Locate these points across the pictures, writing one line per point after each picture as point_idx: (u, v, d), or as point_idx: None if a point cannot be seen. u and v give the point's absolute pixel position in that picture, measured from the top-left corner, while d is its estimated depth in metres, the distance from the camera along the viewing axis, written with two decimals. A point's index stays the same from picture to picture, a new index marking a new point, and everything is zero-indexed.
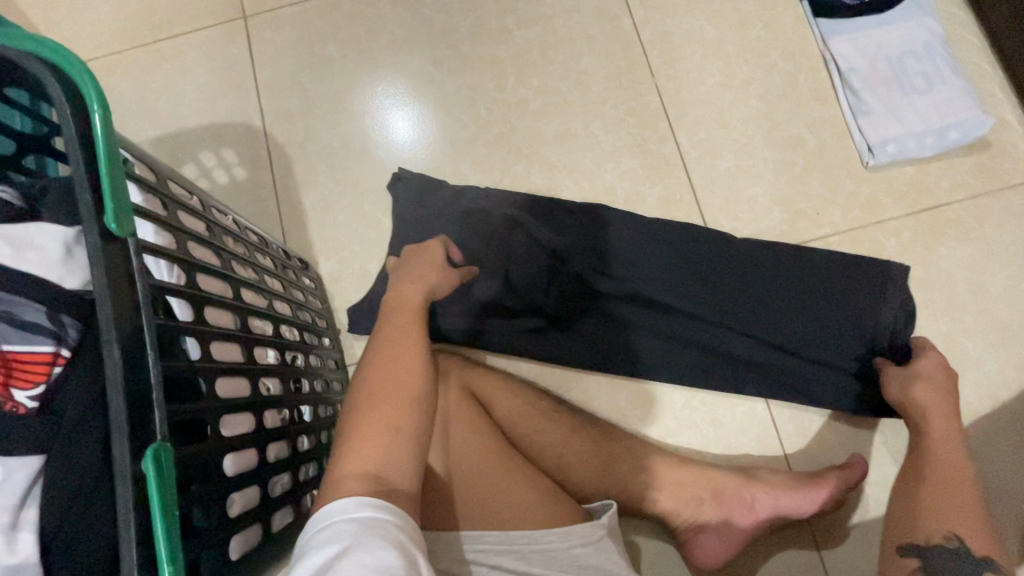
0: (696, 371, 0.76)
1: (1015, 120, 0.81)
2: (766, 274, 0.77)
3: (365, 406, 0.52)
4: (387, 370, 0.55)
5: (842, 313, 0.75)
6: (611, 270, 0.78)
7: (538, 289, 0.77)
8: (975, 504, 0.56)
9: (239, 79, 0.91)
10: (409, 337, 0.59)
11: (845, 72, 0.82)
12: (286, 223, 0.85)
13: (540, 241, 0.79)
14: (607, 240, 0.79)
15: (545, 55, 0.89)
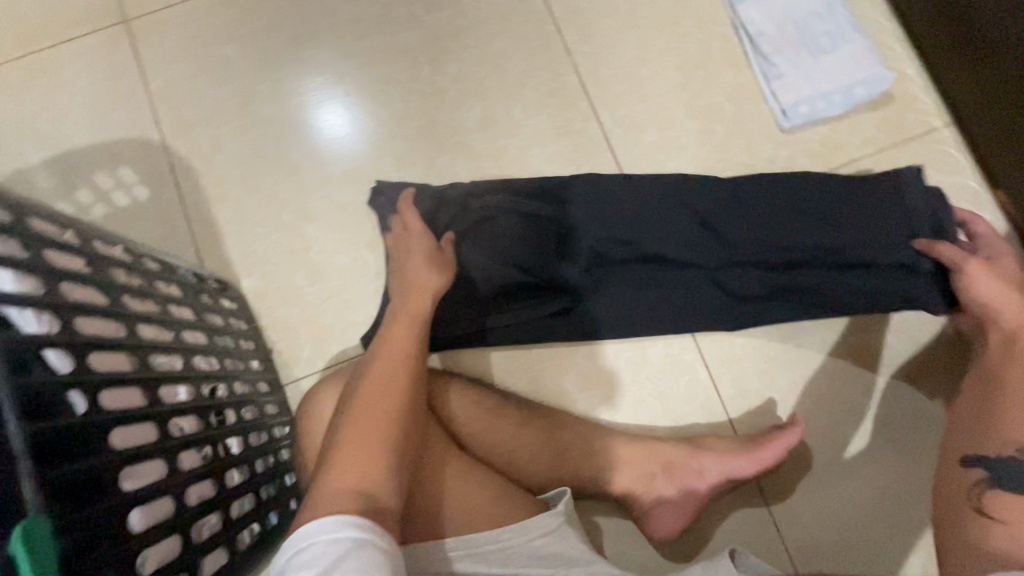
0: (730, 313, 0.75)
1: (915, 73, 0.84)
2: (783, 205, 0.73)
3: (355, 419, 0.52)
4: (381, 382, 0.55)
5: (877, 220, 0.70)
6: (603, 241, 0.75)
7: (527, 270, 0.76)
8: None
9: (129, 90, 0.84)
10: (405, 349, 0.59)
11: (755, 37, 0.83)
12: (200, 241, 0.80)
13: (530, 222, 0.77)
14: (600, 208, 0.76)
15: (458, 39, 0.85)
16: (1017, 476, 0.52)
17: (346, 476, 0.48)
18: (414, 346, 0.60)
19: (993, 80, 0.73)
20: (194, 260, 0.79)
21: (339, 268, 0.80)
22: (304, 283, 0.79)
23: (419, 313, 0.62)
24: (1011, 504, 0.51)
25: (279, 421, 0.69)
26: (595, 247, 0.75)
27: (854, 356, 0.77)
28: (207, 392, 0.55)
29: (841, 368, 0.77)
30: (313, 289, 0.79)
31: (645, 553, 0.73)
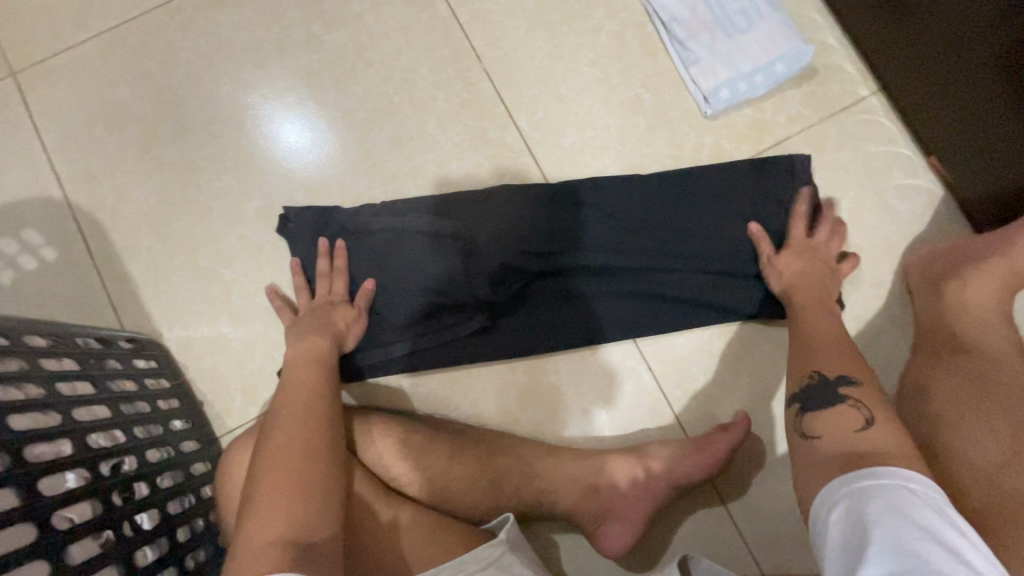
0: (647, 320, 0.76)
1: (837, 43, 0.81)
2: (687, 210, 0.76)
3: (272, 466, 0.53)
4: (292, 427, 0.57)
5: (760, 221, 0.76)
6: (515, 256, 0.74)
7: (447, 293, 0.74)
8: (828, 347, 0.62)
9: (24, 147, 0.80)
10: (311, 391, 0.61)
11: (668, 23, 0.80)
12: (115, 298, 0.77)
13: (444, 244, 0.74)
14: (511, 223, 0.75)
15: (362, 57, 0.81)
16: (821, 391, 0.57)
17: (271, 525, 0.49)
18: (323, 386, 0.62)
19: (920, 40, 0.70)
20: (112, 318, 0.76)
21: (264, 310, 0.77)
22: (229, 330, 0.76)
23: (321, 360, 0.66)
24: (837, 415, 0.53)
25: (209, 479, 0.67)
26: (509, 263, 0.74)
27: None
28: (108, 470, 0.52)
29: (786, 356, 0.76)
30: (239, 334, 0.76)
31: (604, 566, 0.72)
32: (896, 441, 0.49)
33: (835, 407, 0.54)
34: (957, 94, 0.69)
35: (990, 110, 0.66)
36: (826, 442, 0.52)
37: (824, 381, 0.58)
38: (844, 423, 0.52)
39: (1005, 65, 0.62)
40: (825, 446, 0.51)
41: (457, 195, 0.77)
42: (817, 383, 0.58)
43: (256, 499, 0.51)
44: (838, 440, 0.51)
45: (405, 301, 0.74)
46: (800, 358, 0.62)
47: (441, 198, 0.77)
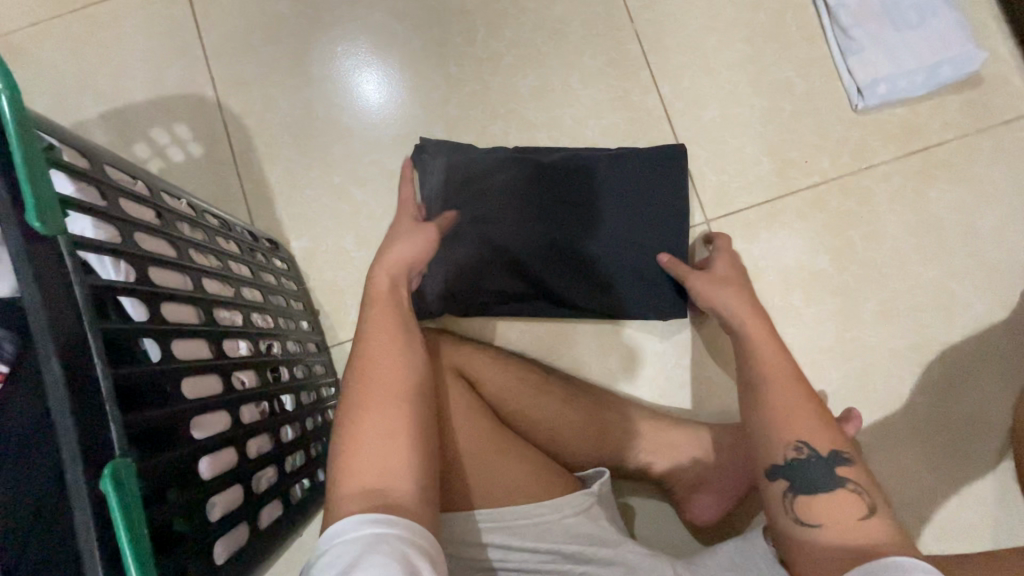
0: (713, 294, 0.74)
1: (1009, 53, 0.78)
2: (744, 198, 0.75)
3: (358, 407, 0.49)
4: (374, 362, 0.52)
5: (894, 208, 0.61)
6: (588, 224, 0.74)
7: (525, 255, 0.73)
8: (775, 415, 0.51)
9: (185, 45, 0.83)
10: (392, 318, 0.54)
11: (834, 9, 0.78)
12: (251, 201, 0.80)
13: (512, 203, 0.75)
14: (579, 189, 0.75)
15: (516, 3, 0.82)
16: (816, 473, 0.48)
17: (360, 471, 0.46)
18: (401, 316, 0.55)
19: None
20: (246, 219, 0.80)
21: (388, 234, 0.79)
22: (352, 248, 0.79)
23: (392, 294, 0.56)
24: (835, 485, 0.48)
25: (327, 382, 0.70)
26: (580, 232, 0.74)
27: (911, 352, 0.75)
28: (263, 349, 0.55)
29: (898, 364, 0.75)
30: (361, 253, 0.79)
31: (681, 537, 0.72)
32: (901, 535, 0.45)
33: (833, 492, 0.48)
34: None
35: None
36: (825, 536, 0.46)
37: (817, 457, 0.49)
38: (845, 509, 0.47)
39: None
40: (827, 549, 0.45)
41: (523, 155, 0.76)
42: (808, 460, 0.49)
43: (347, 440, 0.48)
44: (840, 539, 0.45)
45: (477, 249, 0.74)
46: (772, 425, 0.51)
47: (506, 154, 0.76)
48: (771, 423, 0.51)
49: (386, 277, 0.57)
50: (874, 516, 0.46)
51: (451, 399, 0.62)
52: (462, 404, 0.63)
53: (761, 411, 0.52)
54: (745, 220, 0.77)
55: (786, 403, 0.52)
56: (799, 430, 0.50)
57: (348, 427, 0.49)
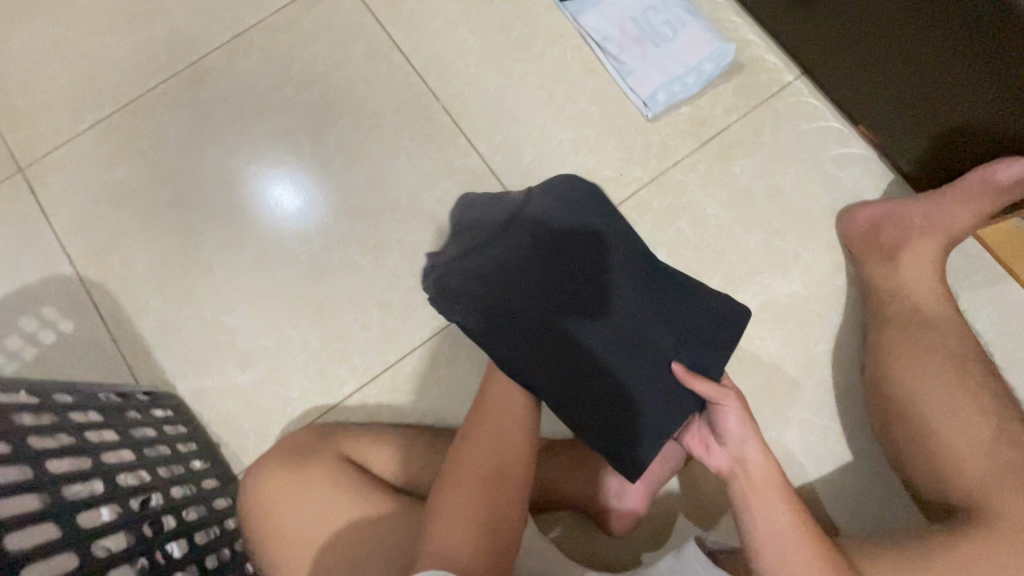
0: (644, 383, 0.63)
1: (758, 38, 0.89)
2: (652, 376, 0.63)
3: (453, 520, 0.54)
4: (466, 487, 0.56)
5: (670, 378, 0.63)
6: (580, 278, 0.66)
7: (590, 372, 0.64)
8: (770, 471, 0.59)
9: (37, 232, 0.87)
10: (493, 467, 0.57)
11: (601, 43, 0.88)
12: (131, 358, 0.83)
13: (506, 349, 0.65)
14: (517, 274, 0.66)
15: (333, 110, 0.90)
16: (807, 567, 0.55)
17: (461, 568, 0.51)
18: (496, 467, 0.57)
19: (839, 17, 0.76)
20: (129, 377, 0.82)
21: (267, 350, 0.83)
22: (237, 373, 0.82)
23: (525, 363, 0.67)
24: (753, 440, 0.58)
25: (232, 512, 0.71)
26: (579, 272, 0.66)
27: (764, 311, 0.82)
28: (137, 505, 0.57)
29: (756, 326, 0.81)
30: (247, 376, 0.82)
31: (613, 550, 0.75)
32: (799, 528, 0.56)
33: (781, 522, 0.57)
34: (880, 59, 0.75)
35: (919, 59, 0.70)
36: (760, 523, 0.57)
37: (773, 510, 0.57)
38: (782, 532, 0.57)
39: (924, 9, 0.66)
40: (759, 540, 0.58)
41: (545, 376, 0.64)
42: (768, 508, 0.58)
43: (438, 545, 0.52)
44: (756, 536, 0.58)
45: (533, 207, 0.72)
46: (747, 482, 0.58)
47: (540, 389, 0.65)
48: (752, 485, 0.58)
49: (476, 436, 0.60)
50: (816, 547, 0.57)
51: (353, 489, 0.65)
52: (369, 489, 0.66)
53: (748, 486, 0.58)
54: None
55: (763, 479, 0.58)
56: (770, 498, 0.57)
57: (441, 530, 0.53)
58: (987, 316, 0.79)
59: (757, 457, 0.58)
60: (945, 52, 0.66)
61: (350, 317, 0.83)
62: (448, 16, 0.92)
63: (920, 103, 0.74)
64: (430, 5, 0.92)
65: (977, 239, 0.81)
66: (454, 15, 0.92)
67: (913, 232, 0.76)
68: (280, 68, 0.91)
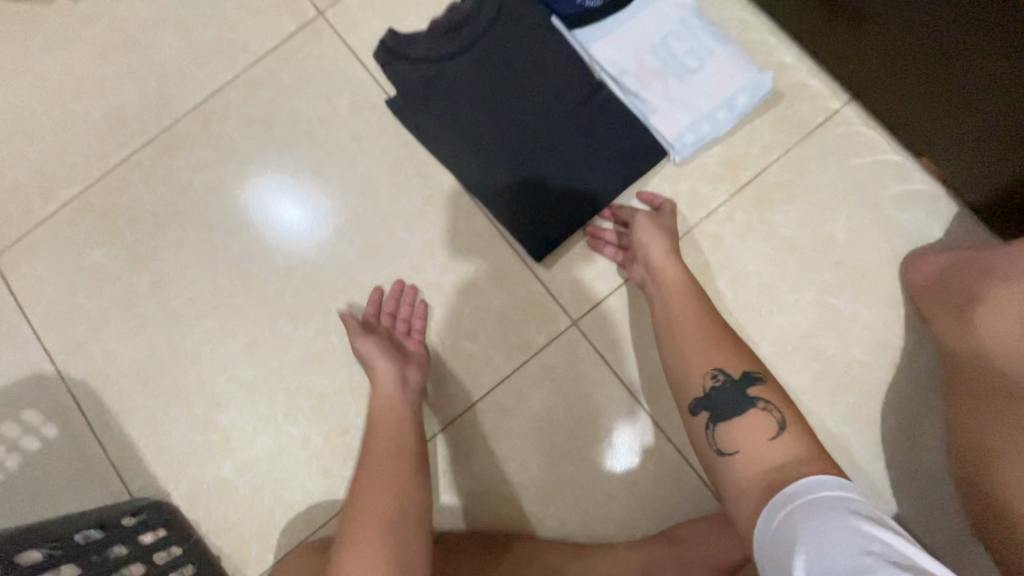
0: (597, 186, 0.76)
1: (797, 61, 0.78)
2: (605, 168, 0.76)
3: (366, 484, 0.58)
4: (385, 419, 0.65)
5: (608, 158, 0.76)
6: (557, 96, 0.78)
7: (562, 171, 0.76)
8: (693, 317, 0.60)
9: (12, 328, 0.81)
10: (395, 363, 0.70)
11: (617, 78, 0.77)
12: (119, 464, 0.76)
13: (461, 116, 0.78)
14: (498, 97, 0.78)
15: (321, 174, 0.81)
16: (727, 395, 0.53)
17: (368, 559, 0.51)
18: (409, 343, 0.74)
19: (890, 38, 0.65)
20: (119, 485, 0.76)
21: (265, 449, 0.75)
22: (233, 476, 0.75)
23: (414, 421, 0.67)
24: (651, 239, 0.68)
25: None
26: (558, 83, 0.78)
27: (819, 383, 0.71)
28: None
29: (811, 400, 0.71)
30: (244, 479, 0.75)
31: None
32: (802, 449, 0.48)
33: (745, 414, 0.52)
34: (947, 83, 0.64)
35: (996, 80, 0.59)
36: (739, 469, 0.49)
37: (731, 381, 0.54)
38: (757, 431, 0.50)
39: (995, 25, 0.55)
40: (743, 471, 0.48)
41: (497, 147, 0.77)
42: (723, 383, 0.54)
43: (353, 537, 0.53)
44: (750, 465, 0.48)
45: (489, 55, 0.79)
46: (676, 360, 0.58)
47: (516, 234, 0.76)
48: (682, 362, 0.57)
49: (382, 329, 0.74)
50: (784, 432, 0.49)
51: None
52: None
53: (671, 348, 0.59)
54: (609, 309, 0.75)
55: (691, 343, 0.58)
56: (708, 360, 0.56)
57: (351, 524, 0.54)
58: None
59: (691, 340, 0.59)
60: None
61: (354, 409, 0.75)
62: None
63: (986, 134, 0.64)
64: None
65: None
66: None
67: (993, 279, 0.63)
68: (260, 128, 0.83)
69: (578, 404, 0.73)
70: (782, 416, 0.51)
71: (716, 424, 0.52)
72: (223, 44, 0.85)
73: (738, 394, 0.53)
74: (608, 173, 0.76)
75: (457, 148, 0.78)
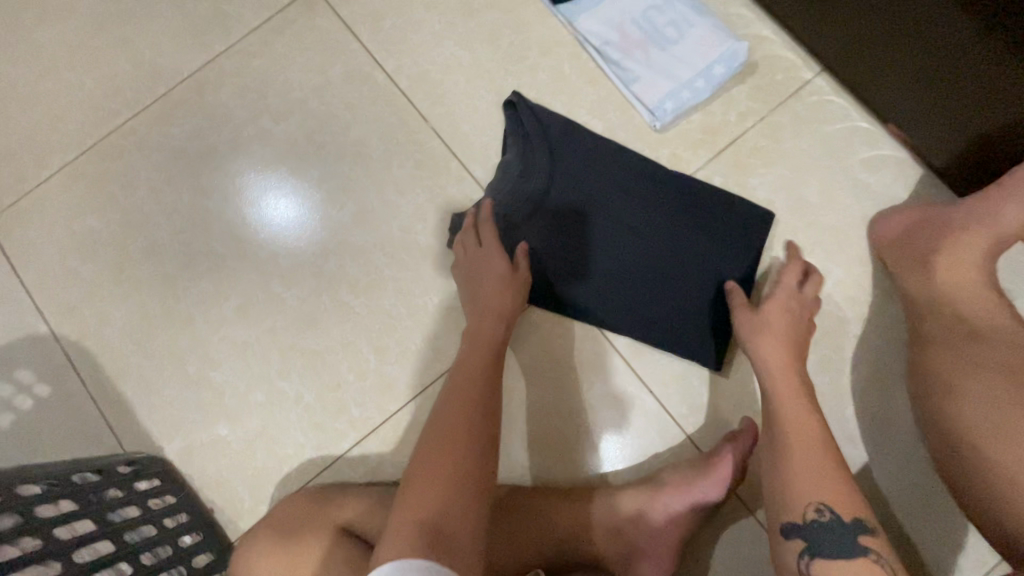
0: (643, 287, 0.75)
1: (771, 33, 0.82)
2: (670, 303, 0.75)
3: (452, 441, 0.55)
4: (480, 382, 0.62)
5: (668, 272, 0.75)
6: (606, 157, 0.78)
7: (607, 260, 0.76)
8: (823, 453, 0.58)
9: (5, 289, 0.81)
10: (490, 329, 0.68)
11: (601, 48, 0.81)
12: (113, 421, 0.77)
13: (531, 138, 0.78)
14: (560, 143, 0.78)
15: (314, 141, 0.83)
16: (834, 536, 0.54)
17: (421, 516, 0.50)
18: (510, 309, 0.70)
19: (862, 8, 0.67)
20: (113, 442, 0.77)
21: (258, 406, 0.77)
22: (226, 432, 0.76)
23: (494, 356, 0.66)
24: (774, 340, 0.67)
25: None
26: (622, 173, 0.77)
27: None
28: None
29: None
30: (237, 435, 0.76)
31: None
32: None
33: (850, 558, 0.53)
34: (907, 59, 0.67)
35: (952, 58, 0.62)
36: None
37: (838, 522, 0.54)
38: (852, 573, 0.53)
39: (966, 1, 0.57)
40: None
41: (543, 224, 0.76)
42: (828, 521, 0.54)
43: (424, 487, 0.52)
44: None
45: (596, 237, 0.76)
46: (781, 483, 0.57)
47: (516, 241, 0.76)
48: (784, 482, 0.57)
49: (501, 285, 0.70)
50: None
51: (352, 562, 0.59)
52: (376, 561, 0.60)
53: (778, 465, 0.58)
54: None
55: (805, 475, 0.57)
56: (816, 495, 0.55)
57: (425, 469, 0.53)
58: None
59: (805, 476, 0.56)
60: (992, 51, 0.58)
61: (345, 366, 0.77)
62: (432, 28, 0.85)
63: (956, 108, 0.66)
64: (413, 17, 0.85)
65: None
66: (439, 27, 0.85)
67: (956, 231, 0.65)
68: (254, 96, 0.85)
69: (562, 356, 0.76)
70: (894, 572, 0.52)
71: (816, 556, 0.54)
72: (218, 15, 0.87)
73: (845, 535, 0.54)
74: (663, 288, 0.75)
75: (514, 163, 0.78)
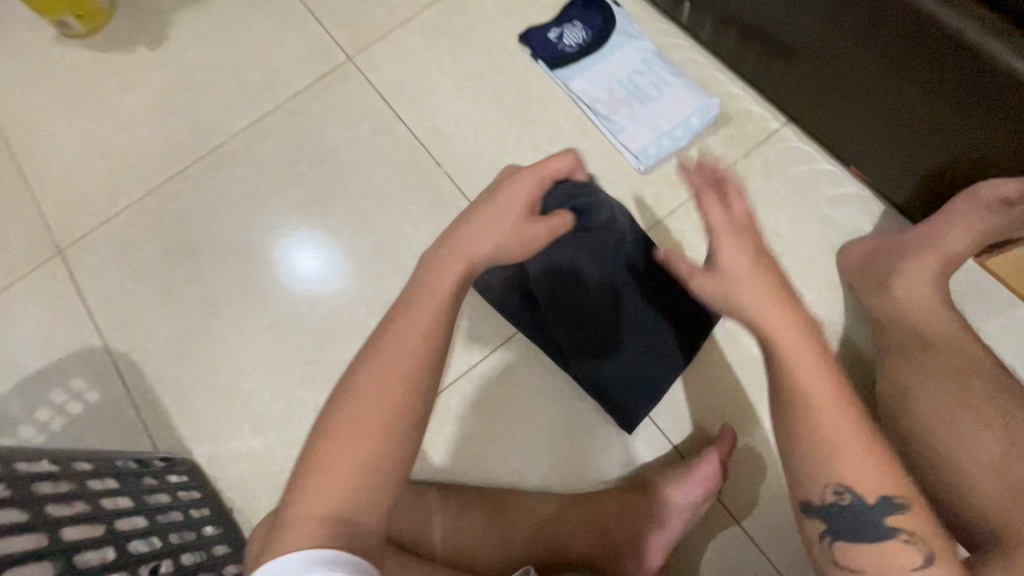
0: (628, 381, 0.78)
1: (741, 92, 0.94)
2: (642, 396, 0.78)
3: (345, 411, 0.46)
4: (394, 350, 0.48)
5: (650, 368, 0.79)
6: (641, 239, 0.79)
7: (605, 346, 0.78)
8: (853, 412, 0.51)
9: (70, 308, 0.93)
10: (420, 292, 0.50)
11: (591, 105, 0.94)
12: (150, 426, 0.86)
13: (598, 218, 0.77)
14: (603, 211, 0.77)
15: (343, 183, 0.96)
16: (854, 519, 0.51)
17: (323, 514, 0.43)
18: (481, 260, 0.52)
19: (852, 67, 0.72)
20: (148, 444, 0.85)
21: (279, 413, 0.85)
22: (250, 437, 0.84)
23: (437, 309, 0.49)
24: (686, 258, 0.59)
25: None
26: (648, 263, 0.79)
27: None
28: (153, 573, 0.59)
29: None
30: (259, 439, 0.84)
31: None
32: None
33: (881, 542, 0.51)
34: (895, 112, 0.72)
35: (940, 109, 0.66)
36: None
37: (862, 504, 0.51)
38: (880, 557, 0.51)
39: (952, 61, 0.61)
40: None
41: (565, 296, 0.78)
42: (849, 504, 0.51)
43: (316, 465, 0.44)
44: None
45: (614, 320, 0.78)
46: (811, 459, 0.52)
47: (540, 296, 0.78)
48: (812, 462, 0.52)
49: (477, 239, 0.52)
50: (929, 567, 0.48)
51: None
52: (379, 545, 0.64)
53: (811, 435, 0.51)
54: None
55: (839, 441, 0.51)
56: (837, 474, 0.51)
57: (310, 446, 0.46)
58: (1002, 347, 0.79)
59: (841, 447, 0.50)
60: (980, 104, 0.61)
61: None
62: (447, 90, 0.99)
63: (949, 151, 0.69)
64: (431, 81, 1.00)
65: (985, 269, 0.80)
66: (453, 90, 0.99)
67: (918, 249, 0.72)
68: (294, 147, 0.99)
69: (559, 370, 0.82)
70: (931, 547, 0.49)
71: (837, 541, 0.53)
72: (269, 82, 1.04)
73: (869, 518, 0.51)
74: (640, 387, 0.78)
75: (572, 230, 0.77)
